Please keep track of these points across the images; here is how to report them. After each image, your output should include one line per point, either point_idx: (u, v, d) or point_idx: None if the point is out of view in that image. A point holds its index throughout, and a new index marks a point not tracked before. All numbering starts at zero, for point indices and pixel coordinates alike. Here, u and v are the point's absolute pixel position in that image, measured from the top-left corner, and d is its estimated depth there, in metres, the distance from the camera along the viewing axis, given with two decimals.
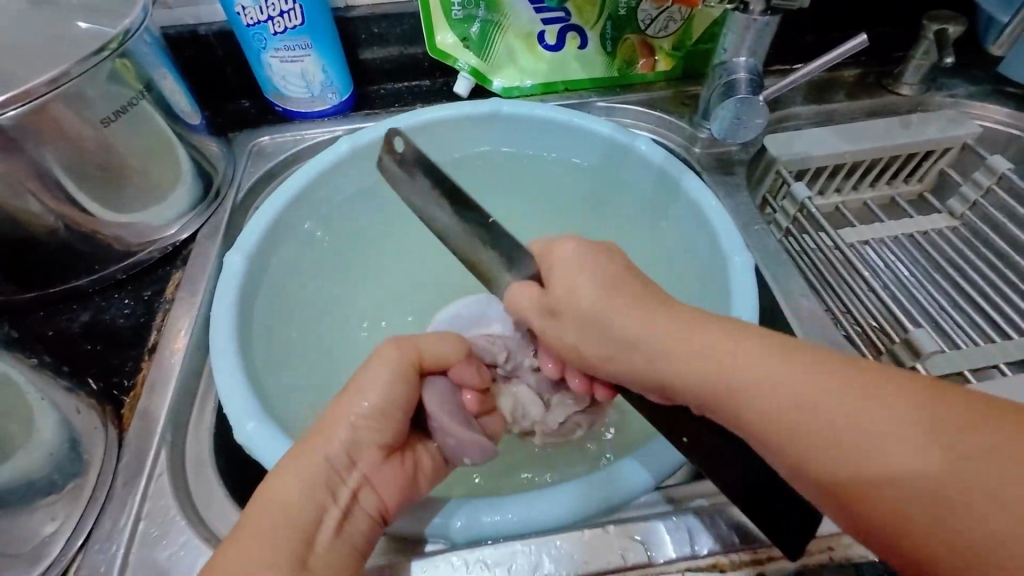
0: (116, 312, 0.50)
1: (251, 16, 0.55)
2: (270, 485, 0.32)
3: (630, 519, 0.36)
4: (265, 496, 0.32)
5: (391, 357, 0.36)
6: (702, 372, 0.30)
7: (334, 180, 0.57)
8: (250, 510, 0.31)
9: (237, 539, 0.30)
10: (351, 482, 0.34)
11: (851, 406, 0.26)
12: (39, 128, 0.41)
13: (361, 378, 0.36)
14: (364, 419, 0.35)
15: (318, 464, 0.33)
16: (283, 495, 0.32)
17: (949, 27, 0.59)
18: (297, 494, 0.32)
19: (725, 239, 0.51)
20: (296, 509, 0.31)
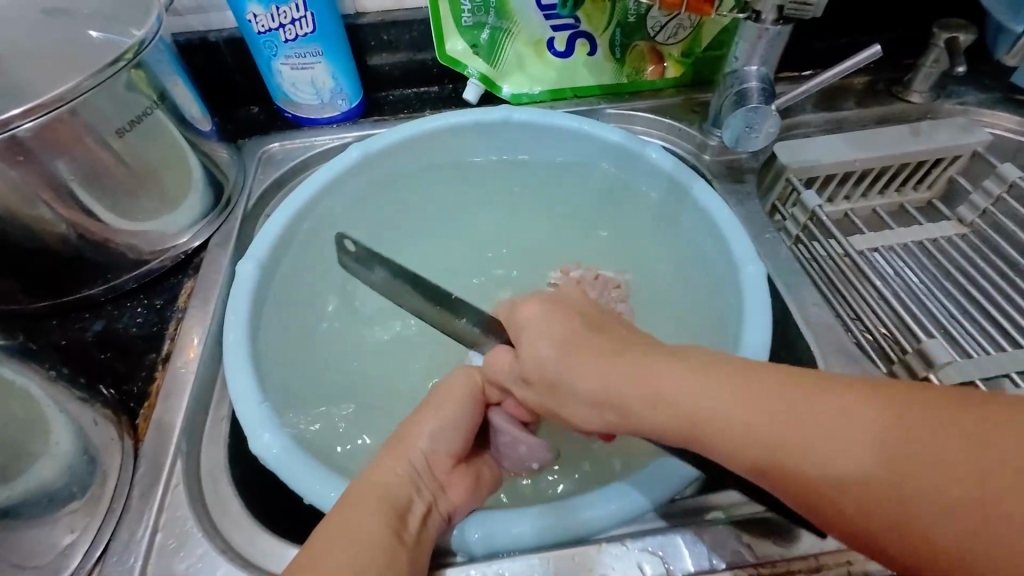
0: (129, 321, 0.50)
1: (262, 24, 0.55)
2: (366, 472, 0.35)
3: (647, 532, 0.36)
4: (361, 482, 0.34)
5: (461, 381, 0.39)
6: (667, 426, 0.29)
7: (342, 187, 0.57)
8: (352, 488, 0.34)
9: (341, 508, 0.32)
10: (435, 479, 0.36)
11: (788, 417, 0.26)
12: (55, 139, 0.41)
13: (441, 395, 0.38)
14: (442, 434, 0.37)
15: (411, 457, 0.35)
16: (382, 478, 0.34)
17: (959, 36, 0.59)
18: (394, 480, 0.34)
19: (737, 248, 0.50)
20: (391, 490, 0.33)
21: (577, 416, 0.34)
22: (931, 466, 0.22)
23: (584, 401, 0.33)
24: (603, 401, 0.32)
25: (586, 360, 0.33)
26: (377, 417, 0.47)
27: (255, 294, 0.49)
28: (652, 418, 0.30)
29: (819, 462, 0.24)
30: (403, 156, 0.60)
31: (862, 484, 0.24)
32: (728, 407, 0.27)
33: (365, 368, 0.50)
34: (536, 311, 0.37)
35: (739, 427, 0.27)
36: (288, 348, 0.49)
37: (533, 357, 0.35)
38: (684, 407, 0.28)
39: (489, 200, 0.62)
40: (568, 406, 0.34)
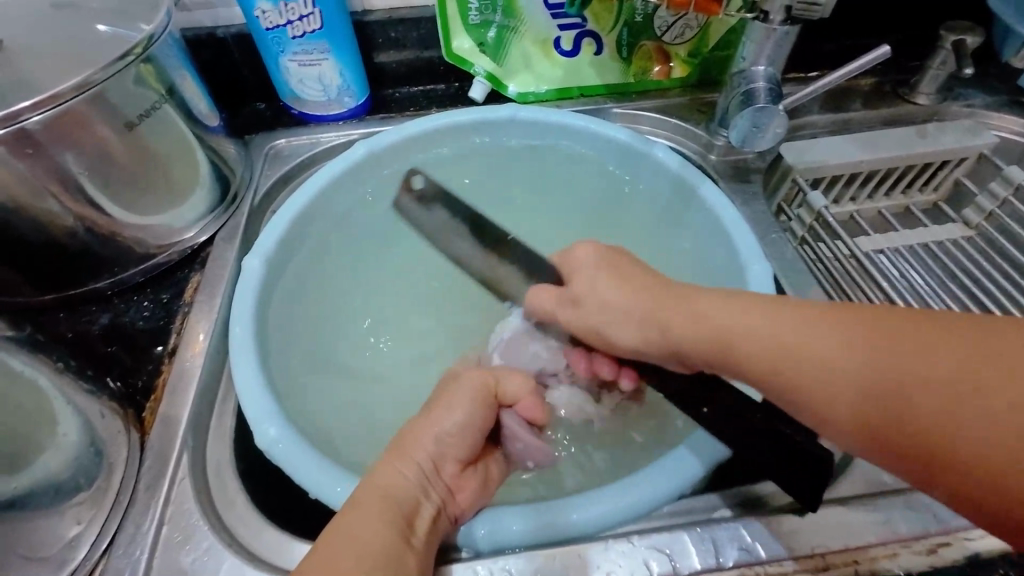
0: (135, 315, 0.50)
1: (271, 19, 0.55)
2: (372, 477, 0.34)
3: (654, 530, 0.36)
4: (367, 487, 0.33)
5: (473, 381, 0.39)
6: (703, 337, 0.33)
7: (350, 185, 0.57)
8: (354, 495, 0.33)
9: (349, 517, 0.31)
10: (443, 482, 0.35)
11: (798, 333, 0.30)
12: (65, 131, 0.41)
13: (455, 394, 0.38)
14: (450, 436, 0.36)
15: (419, 460, 0.35)
16: (389, 483, 0.34)
17: (967, 37, 0.59)
18: (401, 484, 0.34)
19: (744, 248, 0.50)
20: (399, 496, 0.33)
21: (618, 337, 0.38)
22: (914, 378, 0.27)
23: (625, 320, 0.37)
24: (647, 319, 0.36)
25: (632, 297, 0.37)
26: (383, 414, 0.47)
27: (261, 290, 0.49)
28: (690, 344, 0.34)
29: (821, 367, 0.29)
30: (410, 153, 0.60)
31: (862, 397, 0.28)
32: (768, 325, 0.31)
33: (371, 365, 0.50)
34: (587, 254, 0.42)
35: (779, 341, 0.31)
36: (294, 343, 0.49)
37: (587, 290, 0.40)
38: (730, 334, 0.32)
39: (496, 200, 0.62)
40: (613, 329, 0.38)
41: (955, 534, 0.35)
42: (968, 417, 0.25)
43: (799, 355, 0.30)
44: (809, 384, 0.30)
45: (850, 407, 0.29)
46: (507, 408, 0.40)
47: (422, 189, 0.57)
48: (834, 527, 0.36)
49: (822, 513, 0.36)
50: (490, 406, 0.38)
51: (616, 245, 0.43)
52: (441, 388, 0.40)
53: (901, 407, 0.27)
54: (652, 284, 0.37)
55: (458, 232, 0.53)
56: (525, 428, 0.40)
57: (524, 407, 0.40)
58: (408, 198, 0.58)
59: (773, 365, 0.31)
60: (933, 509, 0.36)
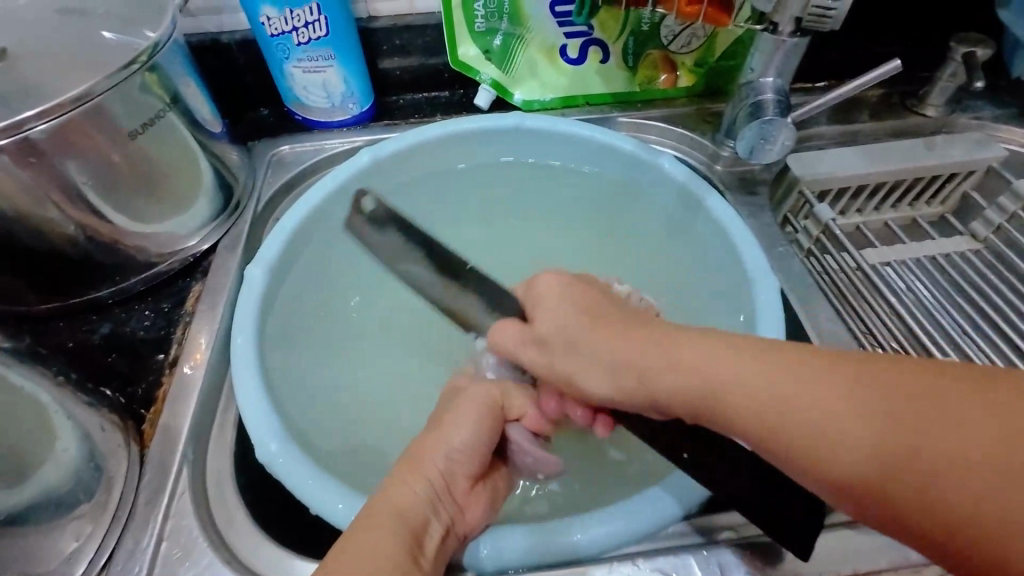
0: (136, 324, 0.50)
1: (276, 26, 0.55)
2: (385, 494, 0.34)
3: (657, 551, 0.36)
4: (382, 502, 0.33)
5: (478, 396, 0.39)
6: (687, 390, 0.30)
7: (353, 194, 0.57)
8: (368, 507, 0.33)
9: (360, 534, 0.31)
10: (453, 499, 0.35)
11: (793, 392, 0.27)
12: (69, 140, 0.41)
13: (460, 410, 0.38)
14: (458, 453, 0.36)
15: (432, 475, 0.34)
16: (401, 499, 0.33)
17: (976, 50, 0.59)
18: (414, 500, 0.33)
19: (750, 262, 0.50)
20: (411, 512, 0.32)
21: (590, 382, 0.35)
22: (908, 430, 0.24)
23: (601, 362, 0.34)
24: (620, 367, 0.33)
25: (606, 334, 0.35)
26: (384, 427, 0.47)
27: (264, 300, 0.48)
28: (673, 395, 0.31)
29: (814, 432, 0.26)
30: (415, 161, 0.60)
31: (844, 449, 0.26)
32: (770, 388, 0.28)
33: (373, 376, 0.50)
34: (555, 285, 0.40)
35: (769, 402, 0.28)
36: (296, 354, 0.48)
37: (553, 328, 0.37)
38: (717, 386, 0.29)
39: (500, 210, 0.61)
40: (584, 375, 0.35)
41: None
42: (967, 484, 0.23)
43: (787, 415, 0.27)
44: (784, 435, 0.27)
45: (836, 464, 0.26)
46: (513, 422, 0.39)
47: (371, 209, 0.52)
48: (842, 551, 0.35)
49: (830, 536, 0.35)
50: (497, 421, 0.38)
51: (584, 278, 0.41)
52: (446, 404, 0.40)
53: (898, 459, 0.24)
54: (622, 329, 0.35)
55: (411, 257, 0.49)
56: (530, 440, 0.40)
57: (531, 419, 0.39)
58: (359, 220, 0.52)
59: (768, 429, 0.28)
60: None
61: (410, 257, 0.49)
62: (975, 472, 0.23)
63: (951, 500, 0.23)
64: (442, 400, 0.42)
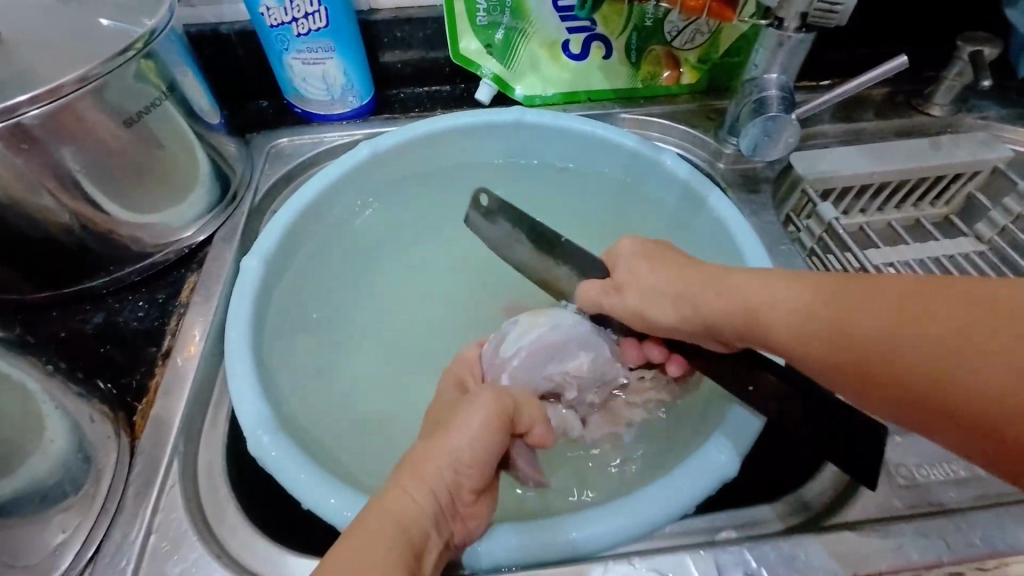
0: (130, 315, 0.49)
1: (275, 17, 0.54)
2: (383, 500, 0.31)
3: (654, 551, 0.35)
4: (379, 509, 0.30)
5: (490, 405, 0.36)
6: (729, 308, 0.33)
7: (350, 187, 0.56)
8: (365, 513, 0.30)
9: (355, 540, 0.28)
10: (452, 511, 0.33)
11: (818, 308, 0.30)
12: (62, 127, 0.40)
13: (470, 415, 0.35)
14: (467, 462, 0.33)
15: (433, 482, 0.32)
16: (400, 507, 0.31)
17: (984, 49, 0.58)
18: (413, 509, 0.31)
19: (753, 259, 0.49)
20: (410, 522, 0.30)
21: (660, 317, 0.37)
22: (917, 328, 0.27)
23: (654, 294, 0.37)
24: (677, 297, 0.36)
25: (657, 275, 0.38)
26: (378, 423, 0.46)
27: (259, 292, 0.48)
28: (718, 316, 0.34)
29: (833, 342, 0.29)
30: (414, 155, 0.59)
31: (859, 353, 0.28)
32: (795, 303, 0.31)
33: (367, 369, 0.49)
34: (631, 247, 0.41)
35: (796, 312, 0.31)
36: (290, 348, 0.48)
37: (630, 276, 0.39)
38: (757, 305, 0.32)
39: (499, 206, 0.61)
40: (652, 309, 0.38)
41: (968, 564, 0.34)
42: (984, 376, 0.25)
43: (807, 327, 0.30)
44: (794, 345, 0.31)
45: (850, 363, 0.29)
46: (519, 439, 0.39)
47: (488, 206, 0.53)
48: (844, 554, 0.34)
49: (831, 538, 0.35)
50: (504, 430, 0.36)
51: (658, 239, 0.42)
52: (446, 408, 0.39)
53: (885, 351, 0.27)
54: (678, 268, 0.37)
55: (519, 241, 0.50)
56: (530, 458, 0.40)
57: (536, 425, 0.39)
58: (475, 214, 0.53)
59: (799, 341, 0.31)
60: (945, 536, 0.35)
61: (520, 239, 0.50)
62: (959, 348, 0.25)
63: (936, 376, 0.26)
64: (445, 399, 0.41)
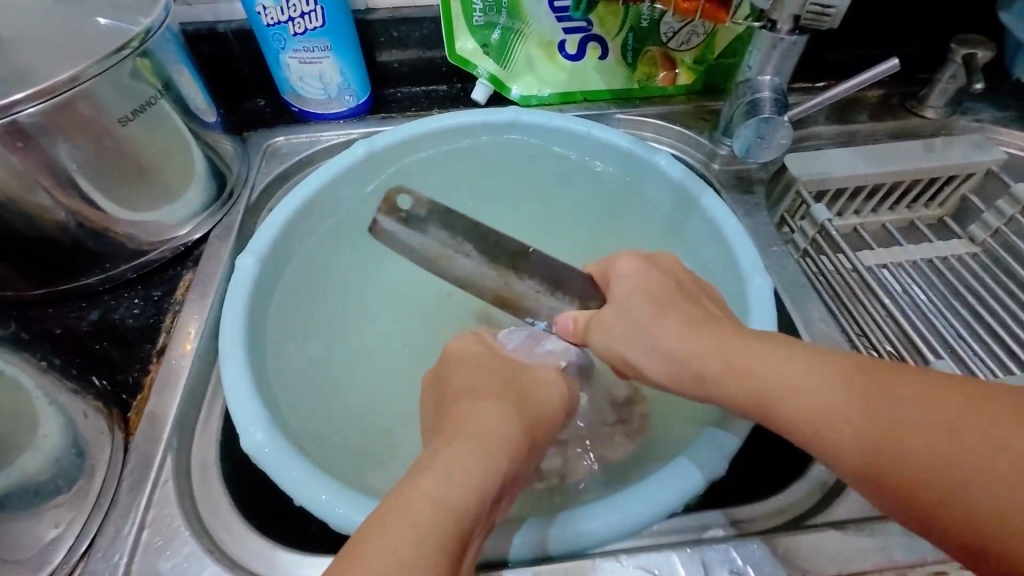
0: (125, 313, 0.50)
1: (271, 16, 0.54)
2: (418, 478, 0.29)
3: (643, 549, 0.35)
4: (427, 494, 0.28)
5: (556, 386, 0.39)
6: (725, 376, 0.32)
7: (345, 185, 0.57)
8: (400, 493, 0.28)
9: (404, 527, 0.26)
10: (495, 504, 0.31)
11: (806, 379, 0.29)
12: (56, 125, 0.41)
13: (531, 397, 0.37)
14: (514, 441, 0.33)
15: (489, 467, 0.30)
16: (451, 498, 0.28)
17: (978, 52, 0.58)
18: (471, 499, 0.29)
19: (744, 260, 0.50)
20: (458, 511, 0.28)
21: (638, 359, 0.36)
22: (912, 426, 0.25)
23: (647, 342, 0.35)
24: (671, 357, 0.34)
25: (657, 320, 0.35)
26: (369, 422, 0.47)
27: (254, 290, 0.48)
28: (714, 381, 0.32)
29: (811, 413, 0.28)
30: (411, 152, 0.60)
31: (860, 438, 0.27)
32: (793, 375, 0.29)
33: (358, 377, 0.50)
34: (629, 265, 0.39)
35: (790, 383, 0.29)
36: (284, 344, 0.48)
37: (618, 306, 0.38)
38: (752, 371, 0.31)
39: (495, 206, 0.61)
40: (634, 353, 0.36)
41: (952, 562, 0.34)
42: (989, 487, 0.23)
43: (798, 401, 0.29)
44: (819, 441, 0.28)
45: (844, 445, 0.27)
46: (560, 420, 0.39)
47: (409, 211, 0.47)
48: (828, 552, 0.35)
49: (815, 537, 0.35)
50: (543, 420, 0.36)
51: (659, 258, 0.40)
52: (455, 372, 0.39)
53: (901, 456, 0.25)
54: (682, 309, 0.35)
55: (461, 250, 0.46)
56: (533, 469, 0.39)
57: (547, 390, 0.38)
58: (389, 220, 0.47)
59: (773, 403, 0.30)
60: None
61: (463, 249, 0.46)
62: (973, 452, 0.24)
63: (951, 488, 0.24)
64: (455, 364, 0.40)
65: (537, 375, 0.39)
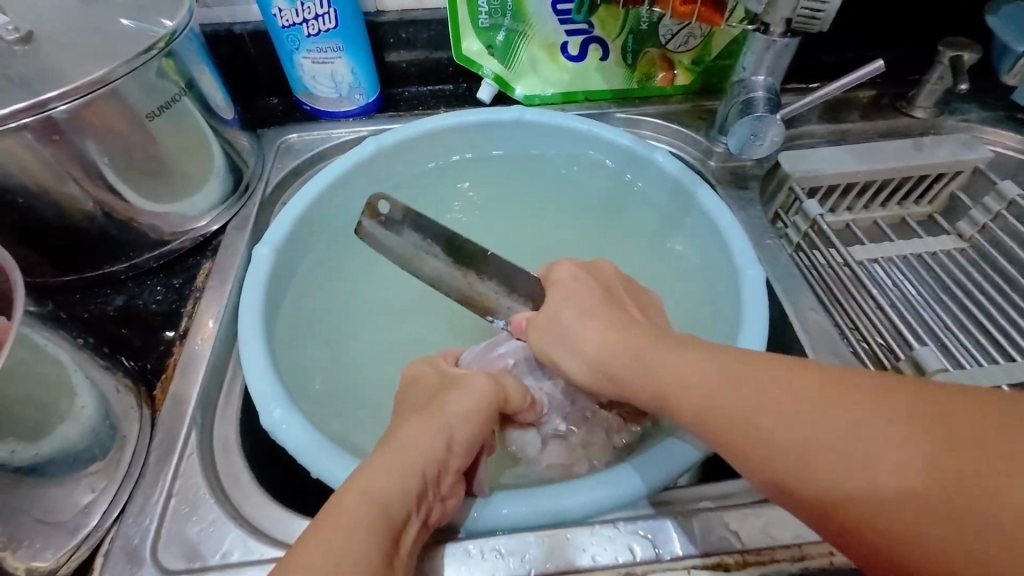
0: (148, 299, 0.52)
1: (286, 18, 0.57)
2: (348, 486, 0.32)
3: (639, 516, 0.38)
4: (357, 489, 0.31)
5: (485, 386, 0.39)
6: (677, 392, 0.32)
7: (356, 178, 0.59)
8: (334, 498, 0.31)
9: (331, 531, 0.29)
10: (420, 504, 0.33)
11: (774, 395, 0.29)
12: (85, 122, 0.43)
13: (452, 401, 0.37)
14: (434, 447, 0.34)
15: (401, 465, 0.33)
16: (374, 490, 0.32)
17: (964, 54, 0.61)
18: (387, 492, 0.32)
19: (738, 252, 0.52)
20: (380, 515, 0.31)
21: (566, 365, 0.39)
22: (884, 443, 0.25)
23: (573, 349, 0.39)
24: (595, 361, 0.37)
25: (589, 321, 0.39)
26: (379, 402, 0.49)
27: (270, 279, 0.50)
28: (636, 376, 0.35)
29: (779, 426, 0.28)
30: (420, 148, 0.62)
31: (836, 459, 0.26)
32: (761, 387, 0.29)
33: (369, 361, 0.51)
34: (568, 273, 0.43)
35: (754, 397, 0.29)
36: (300, 329, 0.51)
37: (550, 310, 0.41)
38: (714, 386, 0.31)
39: (501, 202, 0.64)
40: (566, 362, 0.39)
41: None
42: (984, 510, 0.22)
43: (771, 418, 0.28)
44: (797, 464, 0.27)
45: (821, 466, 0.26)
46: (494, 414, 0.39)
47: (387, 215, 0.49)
48: None
49: None
50: (468, 424, 0.36)
51: (595, 264, 0.45)
52: (409, 391, 0.41)
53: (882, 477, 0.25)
54: (606, 315, 0.39)
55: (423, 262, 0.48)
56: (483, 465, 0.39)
57: (476, 386, 0.38)
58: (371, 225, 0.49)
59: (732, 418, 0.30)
60: None
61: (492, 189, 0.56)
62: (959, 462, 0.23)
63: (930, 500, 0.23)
64: (413, 380, 0.42)
65: (461, 378, 0.40)
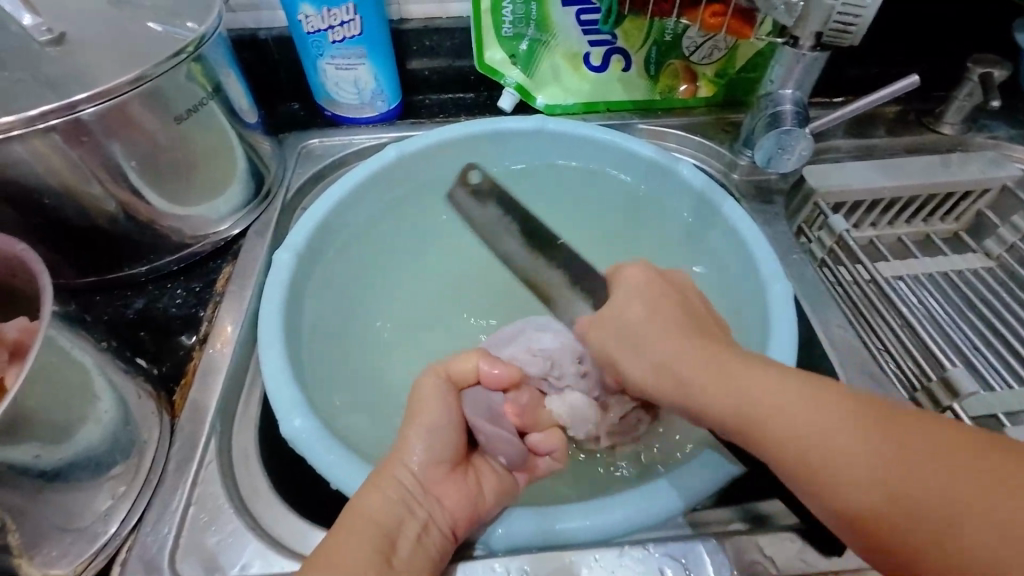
0: (169, 302, 0.52)
1: (312, 24, 0.57)
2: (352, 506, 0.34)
3: (668, 538, 0.37)
4: (356, 508, 0.34)
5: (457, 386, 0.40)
6: (727, 404, 0.33)
7: (378, 184, 0.59)
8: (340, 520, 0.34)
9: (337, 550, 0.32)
10: (422, 507, 0.35)
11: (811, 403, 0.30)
12: (113, 124, 0.43)
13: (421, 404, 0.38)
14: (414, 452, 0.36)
15: (387, 482, 0.35)
16: (373, 505, 0.34)
17: (993, 71, 0.60)
18: (381, 506, 0.34)
19: (764, 265, 0.51)
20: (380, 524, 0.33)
21: (630, 370, 0.38)
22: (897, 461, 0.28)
23: (649, 357, 0.37)
24: (662, 368, 0.36)
25: (664, 326, 0.38)
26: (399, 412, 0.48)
27: (291, 286, 0.50)
28: (711, 395, 0.34)
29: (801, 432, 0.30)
30: (442, 157, 0.62)
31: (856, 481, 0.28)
32: (792, 401, 0.31)
33: (390, 370, 0.51)
34: (639, 274, 0.41)
35: (781, 403, 0.31)
36: (320, 336, 0.50)
37: (619, 309, 0.40)
38: (761, 394, 0.32)
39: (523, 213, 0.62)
40: (625, 363, 0.38)
41: None
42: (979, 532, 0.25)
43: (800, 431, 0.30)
44: (818, 468, 0.29)
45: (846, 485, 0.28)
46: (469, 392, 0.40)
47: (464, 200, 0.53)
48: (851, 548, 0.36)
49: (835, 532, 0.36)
50: (443, 425, 0.38)
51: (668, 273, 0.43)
52: None
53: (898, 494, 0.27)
54: (679, 327, 0.37)
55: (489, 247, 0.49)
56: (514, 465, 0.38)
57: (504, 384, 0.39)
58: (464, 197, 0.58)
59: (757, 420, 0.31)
60: None
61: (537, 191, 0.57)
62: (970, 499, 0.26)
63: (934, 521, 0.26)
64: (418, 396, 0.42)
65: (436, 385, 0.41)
